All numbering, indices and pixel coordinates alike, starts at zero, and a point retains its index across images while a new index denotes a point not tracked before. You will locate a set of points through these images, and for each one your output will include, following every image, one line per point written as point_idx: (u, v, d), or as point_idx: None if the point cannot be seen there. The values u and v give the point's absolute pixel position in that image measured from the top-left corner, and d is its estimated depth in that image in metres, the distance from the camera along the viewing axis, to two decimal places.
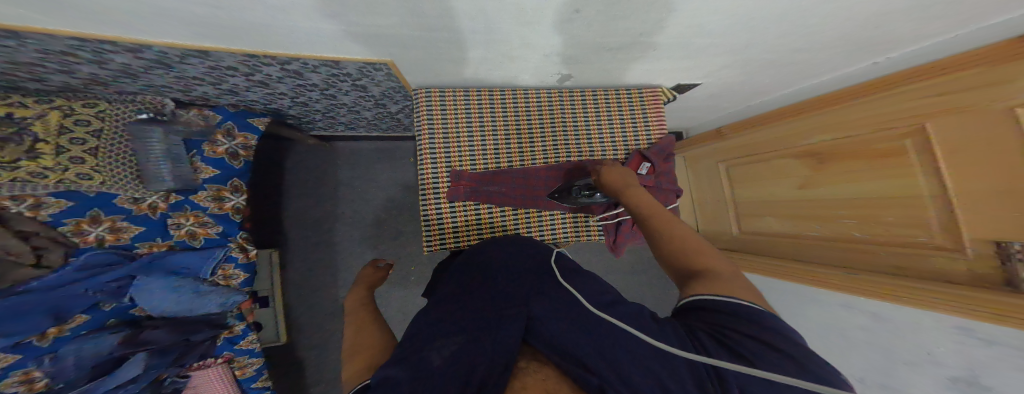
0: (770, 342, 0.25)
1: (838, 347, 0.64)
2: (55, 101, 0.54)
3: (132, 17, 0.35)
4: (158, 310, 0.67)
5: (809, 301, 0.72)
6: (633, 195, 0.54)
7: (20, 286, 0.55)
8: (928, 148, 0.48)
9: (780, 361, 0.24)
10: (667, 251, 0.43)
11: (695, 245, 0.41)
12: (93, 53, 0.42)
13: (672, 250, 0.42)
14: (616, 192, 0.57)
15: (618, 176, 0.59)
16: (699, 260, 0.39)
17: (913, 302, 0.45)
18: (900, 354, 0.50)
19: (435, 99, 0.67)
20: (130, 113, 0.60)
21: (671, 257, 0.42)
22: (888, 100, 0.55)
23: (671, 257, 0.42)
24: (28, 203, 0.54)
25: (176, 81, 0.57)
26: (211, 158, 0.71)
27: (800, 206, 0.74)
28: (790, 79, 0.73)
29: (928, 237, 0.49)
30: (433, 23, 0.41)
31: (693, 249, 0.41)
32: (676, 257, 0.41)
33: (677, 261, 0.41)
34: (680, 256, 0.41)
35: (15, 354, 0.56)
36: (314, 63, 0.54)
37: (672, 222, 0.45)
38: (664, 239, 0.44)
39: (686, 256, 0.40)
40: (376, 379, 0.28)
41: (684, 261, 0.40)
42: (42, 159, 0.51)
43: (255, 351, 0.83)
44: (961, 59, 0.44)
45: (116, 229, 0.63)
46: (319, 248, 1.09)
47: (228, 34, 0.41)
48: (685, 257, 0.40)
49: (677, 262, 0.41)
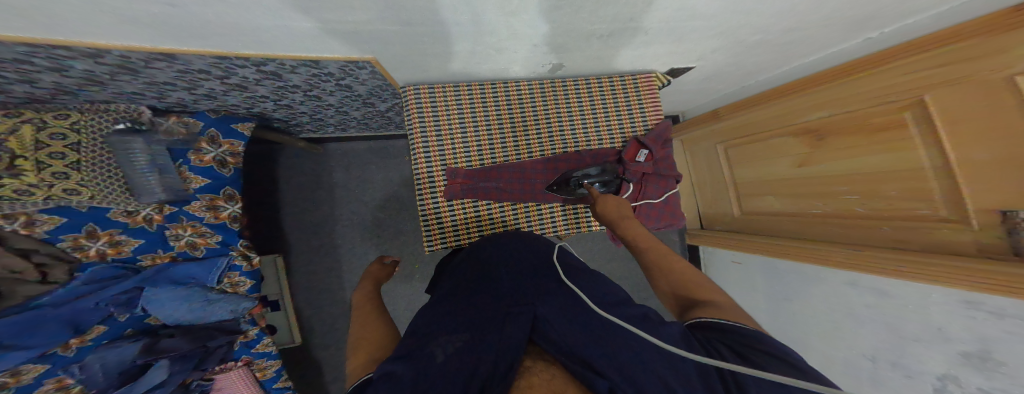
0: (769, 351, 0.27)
1: (840, 321, 0.66)
2: (24, 113, 0.51)
3: (78, 20, 0.31)
4: (172, 319, 0.69)
5: (811, 278, 0.74)
6: (628, 227, 0.54)
7: (32, 302, 0.57)
8: (930, 122, 0.47)
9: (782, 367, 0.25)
10: (666, 285, 0.44)
11: (691, 277, 0.42)
12: (48, 60, 0.39)
13: (670, 285, 0.43)
14: (611, 223, 0.57)
15: (612, 204, 0.59)
16: (696, 292, 0.40)
17: (926, 276, 0.45)
18: (910, 330, 0.51)
19: (424, 97, 0.64)
20: (107, 123, 0.57)
21: (670, 291, 0.43)
22: (885, 75, 0.53)
23: (670, 292, 0.43)
24: (21, 222, 0.53)
25: (147, 88, 0.54)
26: (198, 167, 0.69)
27: (804, 184, 0.73)
28: (786, 58, 0.70)
29: (930, 209, 0.49)
30: (412, 18, 0.38)
31: (689, 280, 0.42)
32: (675, 291, 0.42)
33: (676, 295, 0.42)
34: (678, 290, 0.42)
35: (44, 364, 0.60)
36: (292, 64, 0.51)
37: (669, 256, 0.47)
38: (661, 274, 0.45)
39: (683, 289, 0.42)
40: (378, 373, 0.29)
41: (683, 294, 0.41)
42: (23, 175, 0.49)
43: (272, 353, 0.86)
44: (950, 34, 0.43)
45: (115, 243, 0.62)
46: (323, 250, 1.10)
47: (189, 33, 0.38)
48: (683, 290, 0.42)
49: (676, 296, 0.42)
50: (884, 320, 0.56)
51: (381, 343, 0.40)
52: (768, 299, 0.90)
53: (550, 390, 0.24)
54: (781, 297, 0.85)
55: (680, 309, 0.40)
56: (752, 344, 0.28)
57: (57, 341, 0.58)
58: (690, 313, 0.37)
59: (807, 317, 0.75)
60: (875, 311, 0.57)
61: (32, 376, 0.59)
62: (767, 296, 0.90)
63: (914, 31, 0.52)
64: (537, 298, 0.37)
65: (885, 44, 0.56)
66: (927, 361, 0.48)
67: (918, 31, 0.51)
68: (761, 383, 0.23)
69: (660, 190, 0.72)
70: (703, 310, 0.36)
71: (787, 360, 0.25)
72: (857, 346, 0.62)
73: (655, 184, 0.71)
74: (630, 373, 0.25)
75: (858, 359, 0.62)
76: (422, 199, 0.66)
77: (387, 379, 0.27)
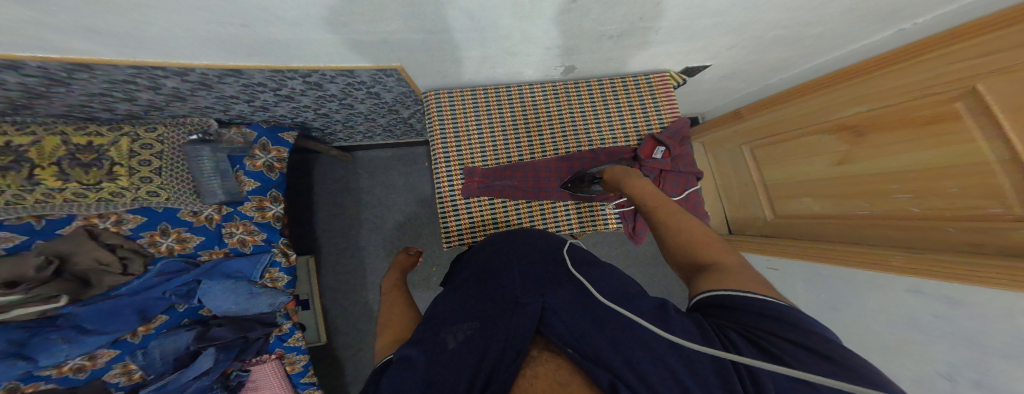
0: (798, 341, 0.23)
1: (900, 337, 0.57)
2: (123, 128, 0.63)
3: (166, 42, 0.39)
4: (220, 309, 0.75)
5: (862, 287, 0.65)
6: (635, 184, 0.56)
7: (112, 292, 0.65)
8: (991, 115, 0.42)
9: (816, 362, 0.21)
10: (671, 244, 0.44)
11: (700, 238, 0.42)
12: (147, 79, 0.49)
13: (675, 243, 0.44)
14: (618, 183, 0.59)
15: (620, 170, 0.61)
16: (705, 254, 0.40)
17: (1005, 284, 0.39)
18: (993, 345, 0.42)
19: (444, 101, 0.69)
20: (183, 135, 0.68)
21: (676, 250, 0.43)
22: (936, 62, 0.49)
23: (674, 251, 0.44)
24: (112, 220, 0.64)
25: (216, 102, 0.64)
26: (251, 171, 0.77)
27: (847, 184, 0.67)
28: (813, 52, 0.67)
29: (1003, 207, 0.43)
30: (433, 26, 0.42)
31: (698, 240, 0.42)
32: (684, 253, 0.42)
33: (681, 255, 0.42)
34: (684, 251, 0.42)
35: (115, 349, 0.67)
36: (331, 74, 0.57)
37: (679, 216, 0.47)
38: (668, 233, 0.46)
39: (690, 250, 0.41)
40: (396, 357, 0.30)
41: (693, 256, 0.41)
42: (118, 180, 0.61)
43: (301, 348, 0.91)
44: (1008, 15, 0.40)
45: (182, 240, 0.71)
46: (350, 250, 1.17)
47: (250, 50, 0.45)
48: (689, 251, 0.42)
49: (682, 258, 0.42)
50: (957, 334, 0.47)
51: (401, 324, 0.43)
52: (814, 312, 0.80)
53: (554, 381, 0.23)
54: (826, 308, 0.75)
55: (687, 272, 0.40)
56: (781, 332, 0.24)
57: (127, 328, 0.65)
58: (697, 278, 0.37)
59: (859, 331, 0.66)
60: (945, 323, 0.49)
61: (105, 359, 0.67)
62: (812, 308, 0.80)
63: (958, 18, 0.49)
64: (547, 289, 0.37)
65: (931, 31, 0.53)
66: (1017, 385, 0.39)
67: (962, 18, 0.48)
68: (783, 380, 0.21)
69: (680, 187, 0.70)
70: (709, 279, 0.35)
71: (820, 353, 0.22)
72: (928, 369, 0.52)
73: (674, 181, 0.70)
74: (640, 367, 0.24)
75: (926, 381, 0.52)
76: (440, 198, 0.69)
77: (401, 362, 0.29)
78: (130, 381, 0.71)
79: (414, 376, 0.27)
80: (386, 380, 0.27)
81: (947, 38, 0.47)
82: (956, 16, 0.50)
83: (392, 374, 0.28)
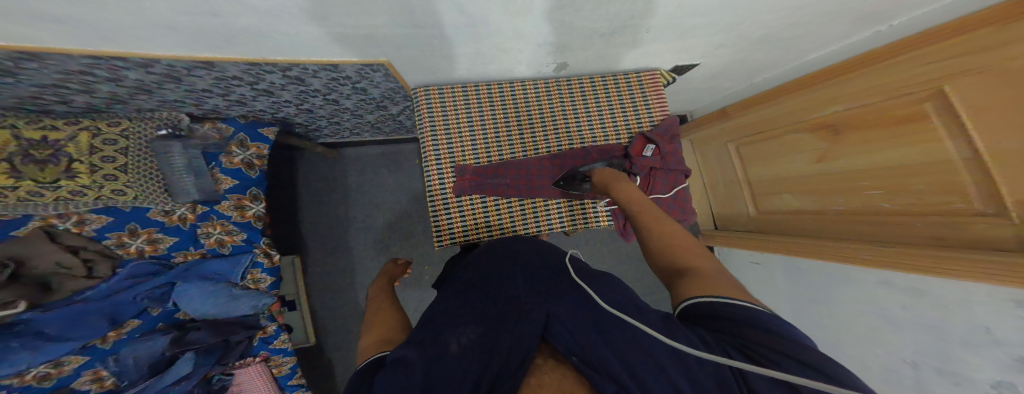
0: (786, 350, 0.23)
1: (871, 324, 0.61)
2: (82, 122, 0.58)
3: (125, 30, 0.36)
4: (198, 313, 0.72)
5: (837, 279, 0.69)
6: (622, 190, 0.58)
7: (77, 296, 0.61)
8: (956, 116, 0.45)
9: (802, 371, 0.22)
10: (653, 248, 0.46)
11: (680, 240, 0.44)
12: (107, 70, 0.45)
13: (657, 247, 0.45)
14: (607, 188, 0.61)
15: (608, 175, 0.63)
16: (684, 257, 0.41)
17: (967, 274, 0.42)
18: (956, 331, 0.45)
19: (434, 97, 0.67)
20: (151, 129, 0.63)
21: (657, 255, 0.44)
22: (904, 65, 0.52)
23: (656, 255, 0.45)
24: (73, 220, 0.59)
25: (187, 95, 0.60)
26: (229, 169, 0.73)
27: (824, 181, 0.71)
28: (796, 52, 0.69)
29: (966, 202, 0.46)
30: (420, 20, 0.40)
31: (678, 244, 0.43)
32: (664, 254, 0.43)
33: (662, 259, 0.43)
34: (664, 254, 0.43)
35: (83, 356, 0.63)
36: (314, 68, 0.55)
37: (661, 220, 0.49)
38: (650, 237, 0.47)
39: (669, 253, 0.43)
40: (392, 357, 0.30)
41: (673, 258, 0.42)
42: (79, 177, 0.56)
43: (288, 350, 0.88)
44: (969, 22, 0.42)
45: (153, 241, 0.67)
46: (338, 250, 1.14)
47: (221, 41, 0.41)
48: (668, 253, 0.43)
49: (663, 262, 0.43)
50: (923, 322, 0.51)
51: (394, 330, 0.42)
52: (793, 303, 0.84)
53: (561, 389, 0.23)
54: (804, 299, 0.79)
55: (667, 276, 0.41)
56: (768, 341, 0.25)
57: (97, 333, 0.61)
58: (677, 280, 0.38)
59: (835, 320, 0.70)
60: (913, 312, 0.53)
61: (73, 367, 0.62)
62: (792, 299, 0.84)
63: (924, 23, 0.51)
64: (551, 297, 0.36)
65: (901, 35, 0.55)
66: (979, 367, 0.42)
67: (930, 21, 0.51)
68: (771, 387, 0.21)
69: (669, 185, 0.71)
70: (692, 279, 0.36)
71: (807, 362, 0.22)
72: (897, 354, 0.56)
73: (663, 179, 0.71)
74: (641, 375, 0.24)
75: (896, 365, 0.56)
76: (432, 197, 0.67)
77: (398, 363, 0.29)
78: (100, 390, 0.65)
79: (412, 378, 0.26)
80: (381, 381, 0.27)
81: (918, 41, 0.50)
82: (924, 21, 0.52)
83: (388, 375, 0.28)
